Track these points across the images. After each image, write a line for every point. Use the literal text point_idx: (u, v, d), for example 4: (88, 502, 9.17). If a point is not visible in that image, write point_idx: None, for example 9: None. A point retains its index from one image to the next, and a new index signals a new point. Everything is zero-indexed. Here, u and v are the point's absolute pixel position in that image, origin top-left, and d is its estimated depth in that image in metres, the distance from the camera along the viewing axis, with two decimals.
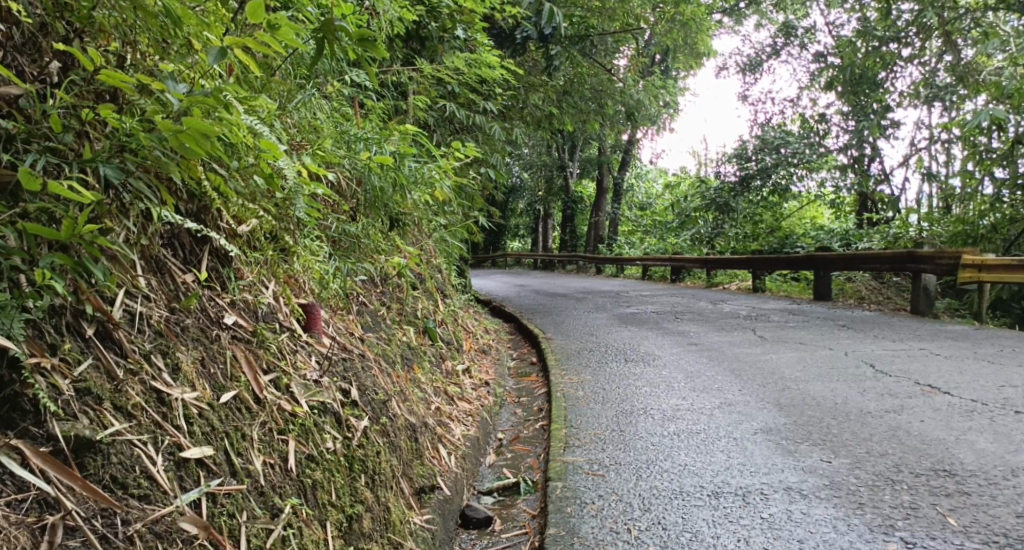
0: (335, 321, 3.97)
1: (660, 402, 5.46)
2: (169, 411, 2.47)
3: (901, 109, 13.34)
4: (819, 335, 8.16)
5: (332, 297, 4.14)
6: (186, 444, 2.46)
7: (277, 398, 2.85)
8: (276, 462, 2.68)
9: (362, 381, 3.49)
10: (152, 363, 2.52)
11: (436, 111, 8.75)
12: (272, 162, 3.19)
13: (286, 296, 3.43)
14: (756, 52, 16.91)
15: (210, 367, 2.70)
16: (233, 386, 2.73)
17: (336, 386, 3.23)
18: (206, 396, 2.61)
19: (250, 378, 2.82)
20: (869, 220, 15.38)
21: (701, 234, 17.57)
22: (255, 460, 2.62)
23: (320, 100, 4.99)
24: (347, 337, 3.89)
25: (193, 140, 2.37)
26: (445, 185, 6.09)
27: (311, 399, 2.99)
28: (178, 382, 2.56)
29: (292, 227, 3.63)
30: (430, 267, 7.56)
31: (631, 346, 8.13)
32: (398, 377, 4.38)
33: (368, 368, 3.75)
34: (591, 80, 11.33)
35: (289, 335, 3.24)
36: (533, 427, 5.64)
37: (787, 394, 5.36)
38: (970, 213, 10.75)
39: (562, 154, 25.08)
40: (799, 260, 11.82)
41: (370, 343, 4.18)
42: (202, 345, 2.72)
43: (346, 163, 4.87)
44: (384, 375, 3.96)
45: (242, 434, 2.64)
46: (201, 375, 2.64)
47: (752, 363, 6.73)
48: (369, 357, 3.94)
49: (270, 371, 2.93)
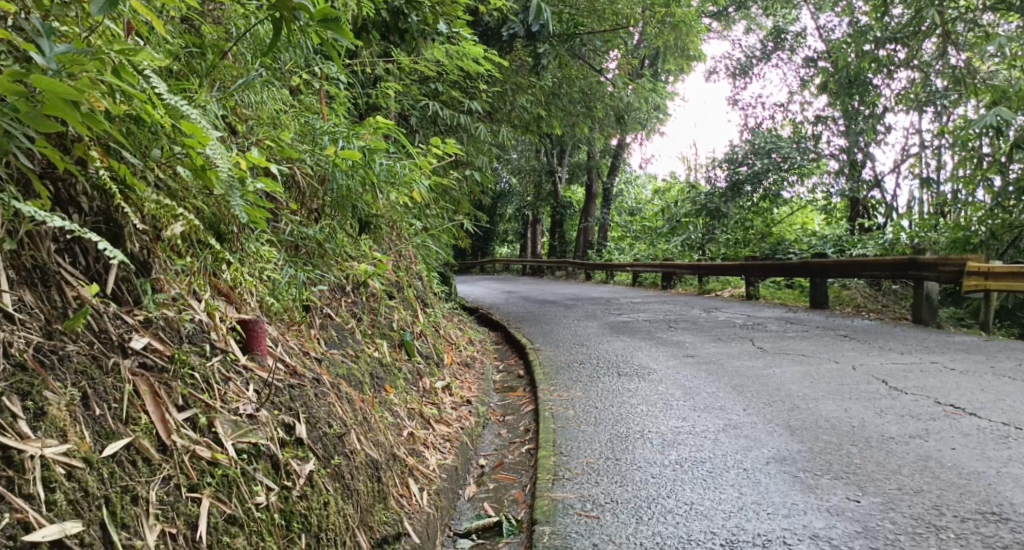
0: (287, 339, 3.43)
1: (658, 424, 4.94)
2: (20, 475, 2.03)
3: (894, 114, 12.90)
4: (822, 346, 7.66)
5: (283, 312, 3.61)
6: (37, 521, 2.00)
7: (191, 443, 2.40)
8: (180, 531, 2.24)
9: (314, 412, 2.94)
10: (6, 410, 2.07)
11: (416, 111, 8.23)
12: (200, 150, 2.70)
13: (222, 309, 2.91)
14: (747, 55, 16.43)
15: (95, 408, 2.23)
16: (126, 433, 2.26)
17: (276, 421, 2.74)
18: (82, 449, 2.15)
19: (155, 418, 2.35)
20: (862, 226, 14.88)
21: (692, 240, 17.09)
22: (148, 531, 2.17)
23: (277, 91, 4.48)
24: (301, 358, 3.36)
25: (58, 108, 2.02)
26: (422, 185, 5.56)
27: (239, 442, 2.52)
28: (41, 432, 2.10)
29: (232, 229, 3.15)
30: (409, 274, 7.03)
31: (624, 357, 7.61)
32: (363, 402, 3.84)
33: (323, 395, 3.18)
34: (580, 82, 10.83)
35: (223, 358, 2.74)
36: (519, 452, 5.10)
37: (796, 414, 4.84)
38: (967, 219, 10.27)
39: (550, 159, 24.58)
40: (794, 267, 11.34)
41: (329, 366, 3.61)
42: (87, 379, 2.26)
43: (308, 158, 4.36)
44: (344, 401, 3.42)
45: (132, 495, 2.19)
46: (80, 420, 2.19)
47: (753, 377, 6.19)
48: (328, 381, 3.40)
49: (186, 408, 2.46)
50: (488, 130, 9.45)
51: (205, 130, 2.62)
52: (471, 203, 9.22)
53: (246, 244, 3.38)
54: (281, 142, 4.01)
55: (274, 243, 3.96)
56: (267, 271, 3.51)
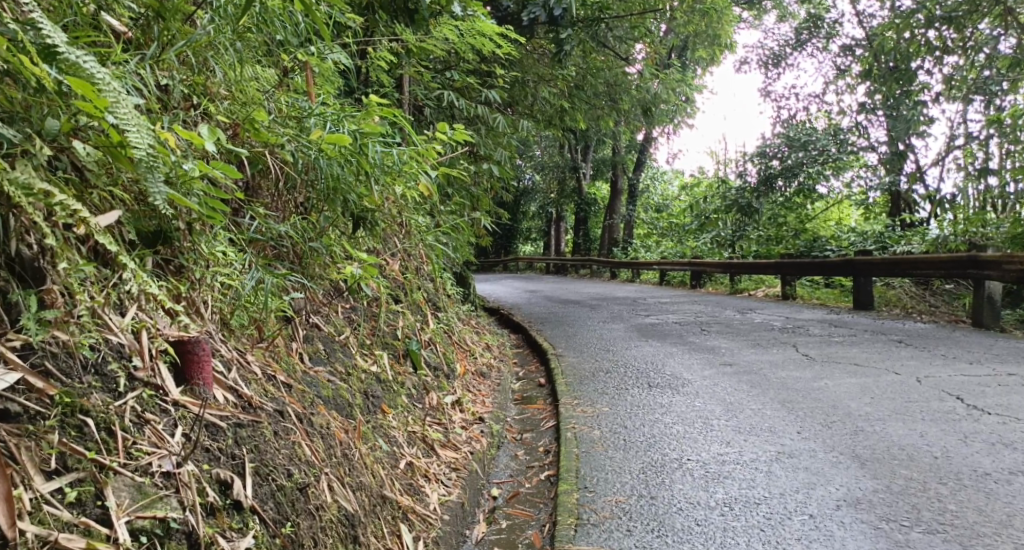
0: (247, 363, 2.84)
1: (699, 449, 4.27)
2: None
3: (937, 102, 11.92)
4: (876, 352, 6.93)
5: (241, 328, 3.00)
6: None
7: (56, 529, 2.02)
8: None
9: (263, 465, 2.51)
10: None
11: (429, 98, 7.57)
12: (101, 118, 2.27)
13: (154, 329, 2.52)
14: (781, 45, 15.53)
15: None
16: None
17: (208, 476, 2.36)
18: None
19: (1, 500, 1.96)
20: (903, 222, 13.94)
21: (721, 237, 16.23)
22: None
23: (254, 70, 3.91)
24: (262, 387, 2.80)
25: None
26: (426, 177, 4.91)
27: (137, 519, 2.15)
28: None
29: (176, 225, 2.69)
30: (419, 276, 6.43)
31: (655, 366, 6.91)
32: (346, 432, 3.23)
33: (284, 437, 2.68)
34: (605, 73, 10.10)
35: (139, 395, 2.36)
36: (536, 480, 4.43)
37: (863, 438, 4.20)
38: None
39: (573, 154, 23.80)
40: (835, 266, 10.53)
41: (297, 393, 2.97)
42: None
43: (288, 143, 3.71)
44: (318, 439, 2.83)
45: None
46: None
47: (803, 392, 5.43)
48: (295, 412, 2.83)
49: (62, 476, 2.09)
50: (509, 121, 8.77)
51: (96, 91, 2.19)
52: (491, 199, 8.57)
53: (196, 243, 2.79)
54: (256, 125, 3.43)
55: (239, 239, 3.32)
56: (221, 277, 2.89)
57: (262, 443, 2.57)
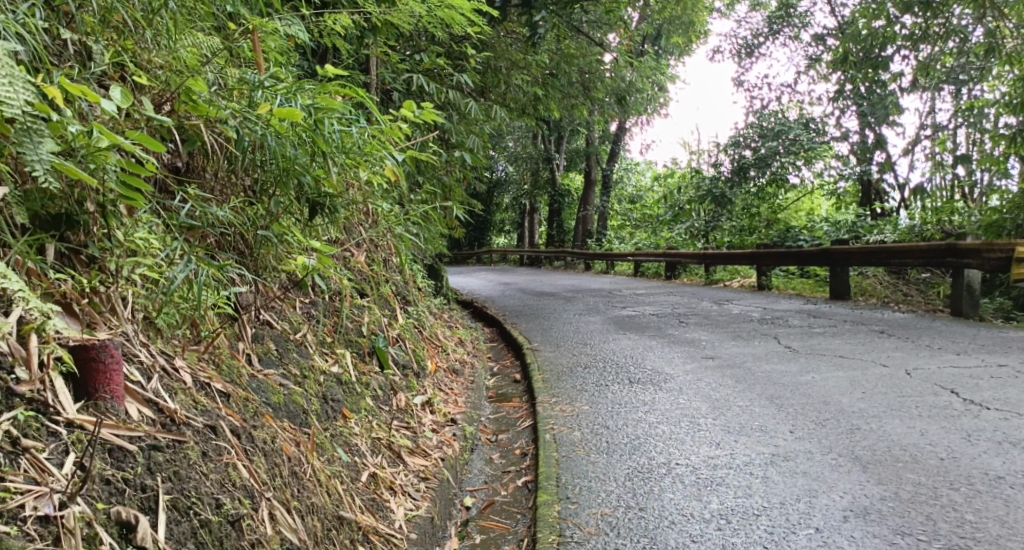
0: (175, 378, 2.54)
1: (688, 452, 3.93)
2: None
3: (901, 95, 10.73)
4: (861, 344, 6.63)
5: (166, 326, 2.66)
6: None
7: None
8: None
9: (181, 499, 2.25)
10: None
11: (397, 82, 7.13)
12: None
13: (47, 335, 2.24)
14: (753, 34, 15.15)
15: None
16: None
17: (103, 520, 2.08)
18: None
19: None
20: (874, 212, 13.60)
21: (694, 228, 15.87)
22: None
23: (193, 38, 3.52)
24: (190, 397, 2.54)
25: None
26: (390, 159, 4.49)
27: None
28: None
29: (86, 209, 2.42)
30: (387, 268, 6.02)
31: (635, 360, 6.57)
32: (297, 445, 2.84)
33: (213, 460, 2.40)
34: (580, 61, 9.62)
35: (15, 417, 2.09)
36: (513, 487, 4.07)
37: (861, 436, 3.88)
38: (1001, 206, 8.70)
39: (545, 145, 23.34)
40: (813, 255, 10.22)
41: (233, 405, 2.65)
42: None
43: (232, 118, 3.30)
44: (262, 461, 2.55)
45: None
46: None
47: (791, 386, 5.08)
48: (230, 427, 2.55)
49: None
50: (482, 106, 8.34)
51: None
52: (464, 188, 8.18)
53: (111, 230, 2.50)
54: (195, 97, 3.23)
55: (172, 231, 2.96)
56: (140, 269, 2.56)
57: (183, 468, 2.31)
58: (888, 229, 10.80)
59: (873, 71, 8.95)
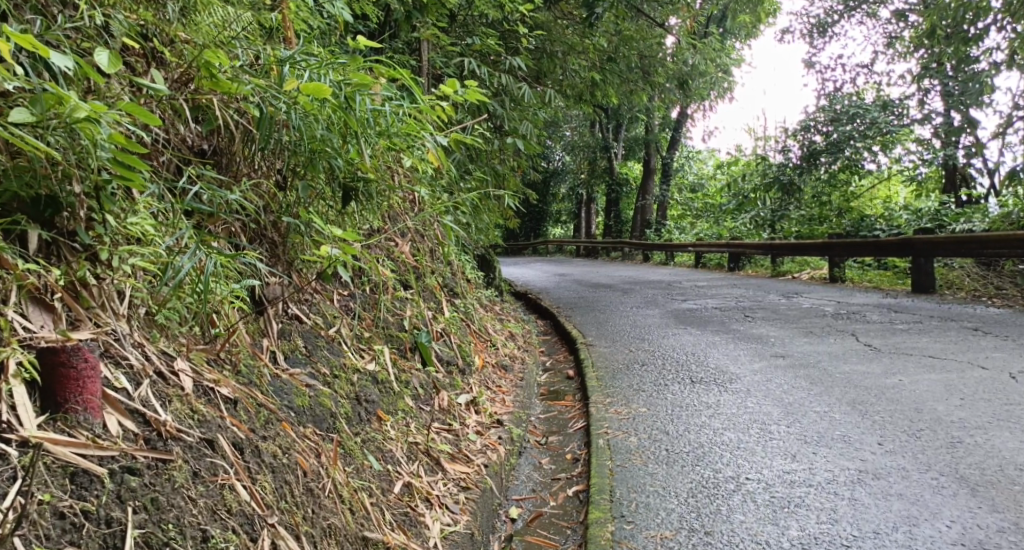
0: (165, 387, 2.35)
1: (761, 464, 3.59)
2: None
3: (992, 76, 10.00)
4: (952, 342, 6.11)
5: (161, 324, 2.49)
6: None
7: None
8: None
9: (160, 530, 2.05)
10: None
11: (449, 65, 6.80)
12: None
13: (10, 337, 2.07)
14: (826, 14, 14.44)
15: None
16: None
17: None
18: None
19: None
20: (958, 199, 12.83)
21: (760, 217, 15.22)
22: None
23: (218, 11, 3.26)
24: (187, 406, 2.35)
25: None
26: (433, 142, 4.16)
27: None
28: None
29: (72, 189, 2.21)
30: (434, 259, 5.71)
31: (697, 357, 6.16)
32: (312, 461, 2.61)
33: (201, 483, 2.20)
34: (640, 44, 9.18)
35: None
36: (562, 497, 3.73)
37: (963, 455, 3.52)
38: None
39: (604, 132, 22.78)
40: (892, 246, 9.62)
41: (231, 414, 2.47)
42: None
43: (254, 95, 3.05)
44: (260, 484, 2.35)
45: None
46: None
47: (874, 390, 4.63)
48: (228, 444, 2.36)
49: None
50: (537, 91, 7.98)
51: None
52: (517, 177, 7.82)
53: (105, 215, 2.30)
54: (214, 71, 2.97)
55: (168, 230, 2.60)
56: (136, 259, 2.38)
57: (164, 494, 2.11)
58: (975, 218, 10.10)
59: (961, 48, 8.30)
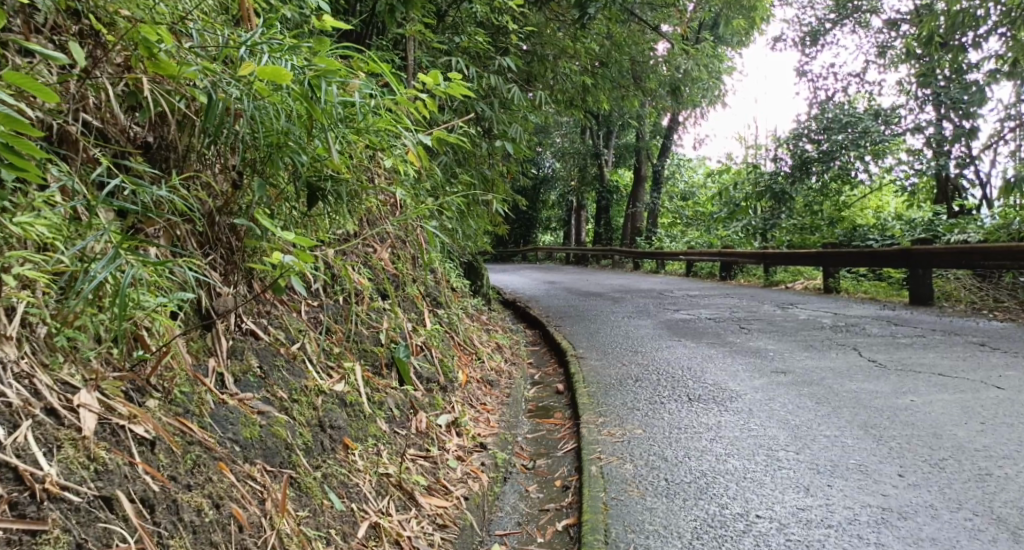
0: (61, 430, 2.07)
1: (773, 497, 3.21)
2: None
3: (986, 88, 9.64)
4: (961, 358, 5.74)
5: (61, 351, 2.18)
6: None
7: None
8: None
9: None
10: None
11: (432, 64, 6.39)
12: None
13: None
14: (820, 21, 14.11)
15: None
16: None
17: None
18: None
19: None
20: (952, 209, 12.46)
21: (752, 226, 14.81)
22: None
23: None
24: (84, 454, 2.07)
25: None
26: (414, 139, 3.75)
27: None
28: None
29: None
30: (415, 266, 5.32)
31: (695, 372, 5.78)
32: (247, 511, 2.32)
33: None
34: (632, 48, 8.80)
35: None
36: (551, 532, 3.35)
37: (996, 490, 3.15)
38: None
39: (594, 139, 22.39)
40: (889, 255, 9.26)
41: (149, 460, 2.19)
42: None
43: (203, 77, 2.62)
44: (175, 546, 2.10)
45: None
46: None
47: (887, 412, 4.26)
48: (133, 502, 2.09)
49: None
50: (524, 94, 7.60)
51: None
52: (506, 182, 7.42)
53: None
54: (156, 50, 2.56)
55: (85, 233, 2.29)
56: (28, 269, 2.13)
57: None
58: (970, 229, 9.74)
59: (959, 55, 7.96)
